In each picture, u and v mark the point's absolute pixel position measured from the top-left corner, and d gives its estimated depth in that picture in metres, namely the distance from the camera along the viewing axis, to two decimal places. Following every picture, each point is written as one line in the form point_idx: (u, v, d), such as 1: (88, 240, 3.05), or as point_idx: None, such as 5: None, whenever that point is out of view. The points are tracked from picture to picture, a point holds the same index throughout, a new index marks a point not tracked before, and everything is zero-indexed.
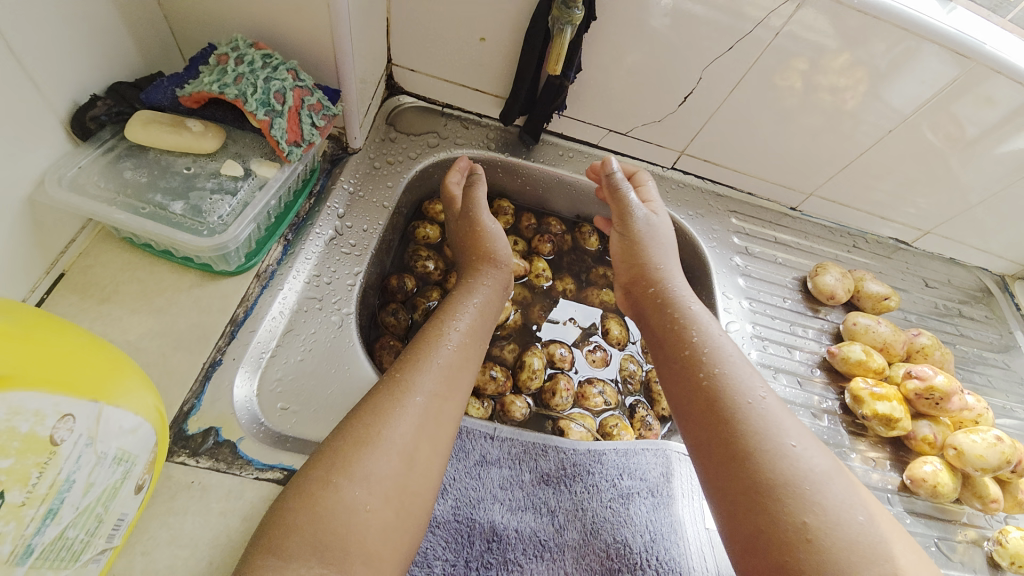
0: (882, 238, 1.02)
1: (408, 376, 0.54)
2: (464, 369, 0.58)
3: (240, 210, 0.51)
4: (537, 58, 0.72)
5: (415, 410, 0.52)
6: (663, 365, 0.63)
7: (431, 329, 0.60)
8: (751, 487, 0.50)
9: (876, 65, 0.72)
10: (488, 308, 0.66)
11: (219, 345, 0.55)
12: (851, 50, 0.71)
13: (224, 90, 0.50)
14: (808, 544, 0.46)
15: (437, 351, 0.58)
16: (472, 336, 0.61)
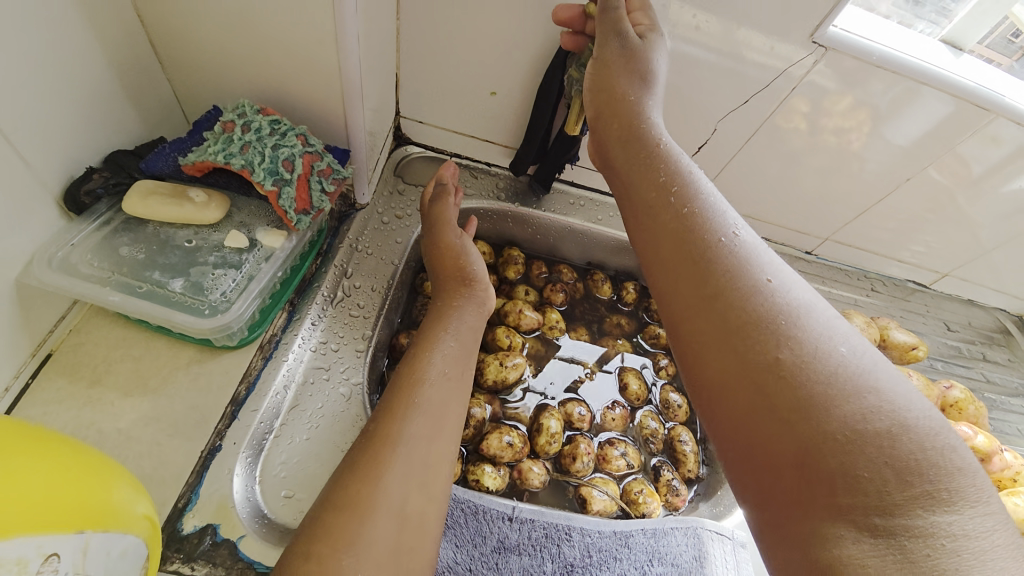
0: (900, 281, 0.99)
1: (389, 428, 0.49)
2: (447, 409, 0.53)
3: (244, 285, 0.48)
4: (551, 112, 0.71)
5: (400, 464, 0.47)
6: (659, 261, 0.48)
7: (407, 366, 0.55)
8: (772, 447, 0.37)
9: (875, 104, 0.70)
10: (466, 337, 0.61)
11: (219, 429, 0.50)
12: (850, 91, 0.69)
13: (228, 160, 0.48)
14: (854, 440, 0.34)
15: (417, 393, 0.52)
16: (454, 371, 0.56)
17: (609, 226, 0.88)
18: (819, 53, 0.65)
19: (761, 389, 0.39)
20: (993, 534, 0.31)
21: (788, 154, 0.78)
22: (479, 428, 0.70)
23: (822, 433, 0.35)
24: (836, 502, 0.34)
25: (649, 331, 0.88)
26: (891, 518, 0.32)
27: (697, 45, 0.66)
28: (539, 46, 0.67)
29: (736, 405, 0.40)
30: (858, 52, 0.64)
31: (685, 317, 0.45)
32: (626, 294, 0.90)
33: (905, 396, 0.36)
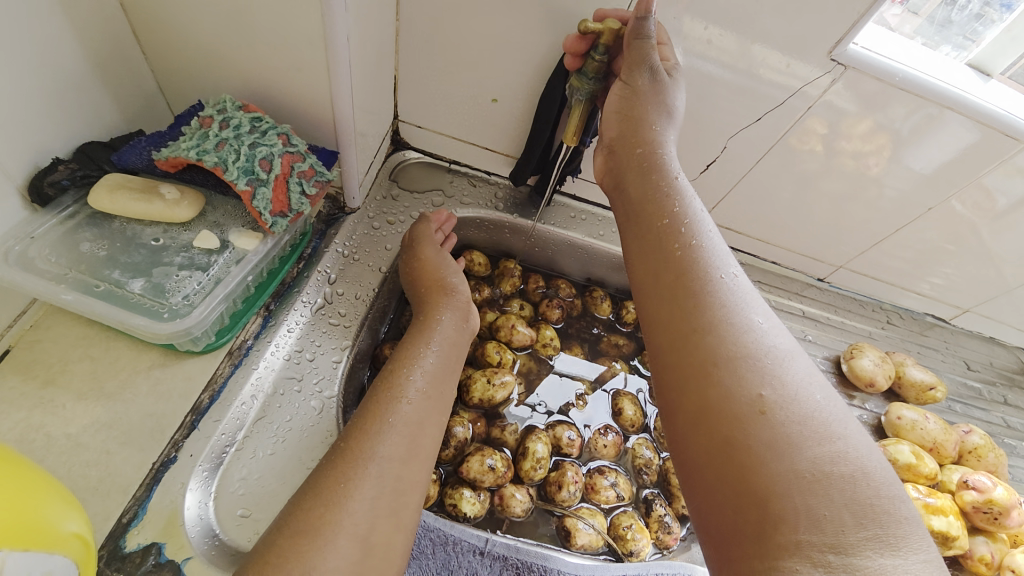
0: (918, 314, 0.93)
1: (360, 443, 0.46)
2: (423, 428, 0.50)
3: (210, 289, 0.45)
4: (552, 122, 0.68)
5: (369, 483, 0.44)
6: (644, 278, 0.47)
7: (385, 382, 0.52)
8: (739, 478, 0.36)
9: (898, 130, 0.66)
10: (446, 353, 0.57)
11: (176, 439, 0.47)
12: (873, 115, 0.65)
13: (201, 157, 0.46)
14: (816, 479, 0.34)
15: (394, 409, 0.50)
16: (430, 390, 0.53)
17: (610, 242, 0.84)
18: (833, 73, 0.62)
19: (738, 421, 0.37)
20: None
21: (801, 177, 0.74)
22: (460, 449, 0.67)
23: (792, 473, 0.34)
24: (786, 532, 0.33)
25: (648, 353, 0.83)
26: (845, 557, 0.31)
27: (710, 58, 0.63)
28: (542, 54, 0.64)
29: (703, 433, 0.39)
30: (880, 72, 0.60)
31: (669, 340, 0.43)
32: (626, 313, 0.86)
33: (867, 449, 0.36)
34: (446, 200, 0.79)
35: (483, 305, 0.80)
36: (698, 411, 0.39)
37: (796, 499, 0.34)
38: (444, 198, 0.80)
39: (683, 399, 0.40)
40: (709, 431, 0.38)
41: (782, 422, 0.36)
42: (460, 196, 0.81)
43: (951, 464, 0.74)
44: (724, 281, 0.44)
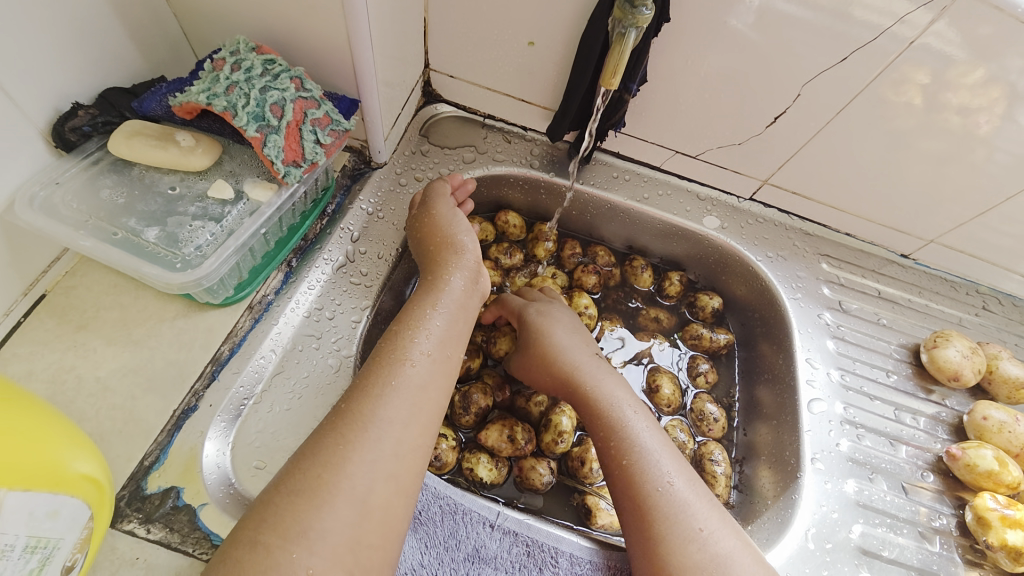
0: (1022, 301, 0.79)
1: (364, 404, 0.44)
2: (432, 392, 0.48)
3: (222, 239, 0.45)
4: (593, 68, 0.60)
5: (376, 446, 0.43)
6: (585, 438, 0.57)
7: (388, 345, 0.49)
8: (622, 488, 0.52)
9: (1012, 82, 0.54)
10: (454, 314, 0.54)
11: (197, 389, 0.48)
12: (985, 64, 0.53)
13: (211, 101, 0.44)
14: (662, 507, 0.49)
15: (398, 373, 0.47)
16: (434, 355, 0.50)
17: (655, 206, 0.77)
18: (942, 5, 0.50)
19: (609, 472, 0.54)
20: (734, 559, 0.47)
21: (891, 133, 0.62)
22: (482, 415, 0.66)
23: (632, 504, 0.51)
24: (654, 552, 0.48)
25: (690, 330, 0.76)
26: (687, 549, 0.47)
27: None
28: None
29: (606, 461, 0.54)
30: (998, 1, 0.49)
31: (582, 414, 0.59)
32: (669, 286, 0.79)
33: (686, 482, 0.51)
34: (477, 156, 0.75)
35: (515, 271, 0.76)
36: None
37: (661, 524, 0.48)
38: (476, 154, 0.75)
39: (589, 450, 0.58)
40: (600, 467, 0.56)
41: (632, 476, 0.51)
42: (493, 152, 0.75)
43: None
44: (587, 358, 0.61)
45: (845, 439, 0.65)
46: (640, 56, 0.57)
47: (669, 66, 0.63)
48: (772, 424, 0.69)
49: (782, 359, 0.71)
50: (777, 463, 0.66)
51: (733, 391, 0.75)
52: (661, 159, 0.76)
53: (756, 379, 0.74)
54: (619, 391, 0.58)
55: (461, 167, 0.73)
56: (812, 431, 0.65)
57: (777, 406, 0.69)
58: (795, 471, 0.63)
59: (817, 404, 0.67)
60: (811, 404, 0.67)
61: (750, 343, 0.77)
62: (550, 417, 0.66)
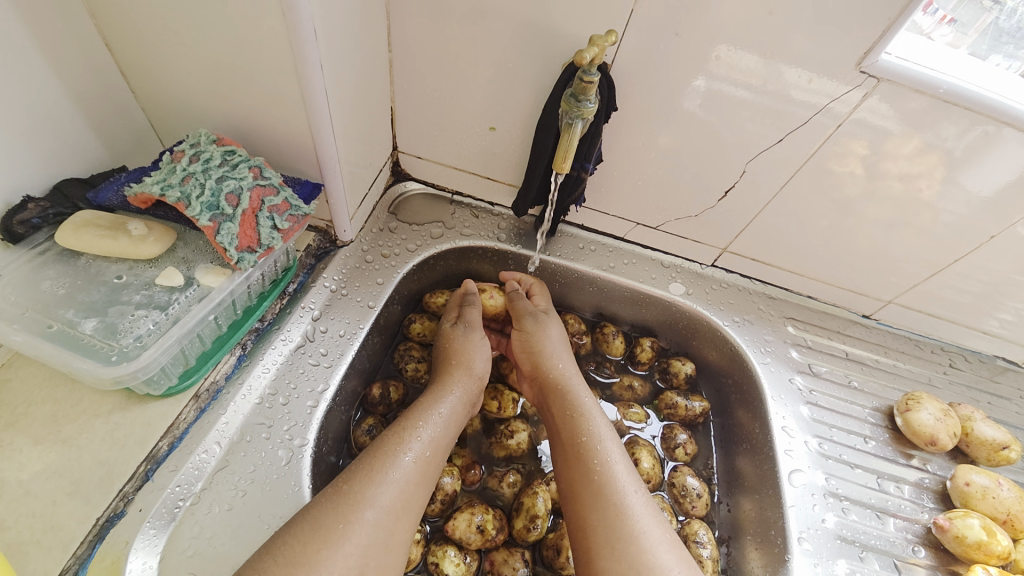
0: (987, 357, 0.80)
1: (359, 488, 0.47)
2: (420, 487, 0.50)
3: (165, 329, 0.44)
4: (549, 151, 0.63)
5: (362, 532, 0.45)
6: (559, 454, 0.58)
7: (392, 433, 0.52)
8: (581, 518, 0.52)
9: (949, 148, 0.57)
10: (458, 407, 0.58)
11: (126, 491, 0.45)
12: (921, 133, 0.57)
13: (165, 192, 0.45)
14: (620, 543, 0.48)
15: (395, 462, 0.50)
16: (435, 450, 0.53)
17: (622, 275, 0.78)
18: (865, 88, 0.55)
19: (599, 528, 0.50)
20: None
21: (832, 202, 0.66)
22: (449, 502, 0.61)
23: (627, 559, 0.47)
24: None
25: (665, 399, 0.75)
26: None
27: (713, 77, 0.57)
28: (536, 81, 0.61)
29: (570, 483, 0.54)
30: (921, 85, 0.53)
31: (568, 461, 0.56)
32: (640, 352, 0.78)
33: (653, 520, 0.51)
34: (445, 232, 0.75)
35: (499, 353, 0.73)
36: (570, 492, 0.55)
37: (615, 562, 0.48)
38: (444, 229, 0.76)
39: (571, 504, 0.53)
40: (584, 521, 0.51)
41: (631, 532, 0.49)
42: (461, 227, 0.76)
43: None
44: (587, 382, 0.62)
45: (831, 513, 0.62)
46: (592, 141, 0.61)
47: (621, 146, 0.67)
48: (754, 498, 0.66)
49: (759, 427, 0.70)
50: (763, 543, 0.62)
51: (712, 462, 0.74)
52: (624, 230, 0.78)
53: (734, 449, 0.72)
54: (605, 420, 0.58)
55: (428, 243, 0.74)
56: (797, 506, 0.62)
57: (760, 477, 0.66)
58: (782, 554, 0.59)
59: (798, 476, 0.64)
60: (792, 476, 0.64)
61: (727, 411, 0.76)
62: (523, 500, 0.62)
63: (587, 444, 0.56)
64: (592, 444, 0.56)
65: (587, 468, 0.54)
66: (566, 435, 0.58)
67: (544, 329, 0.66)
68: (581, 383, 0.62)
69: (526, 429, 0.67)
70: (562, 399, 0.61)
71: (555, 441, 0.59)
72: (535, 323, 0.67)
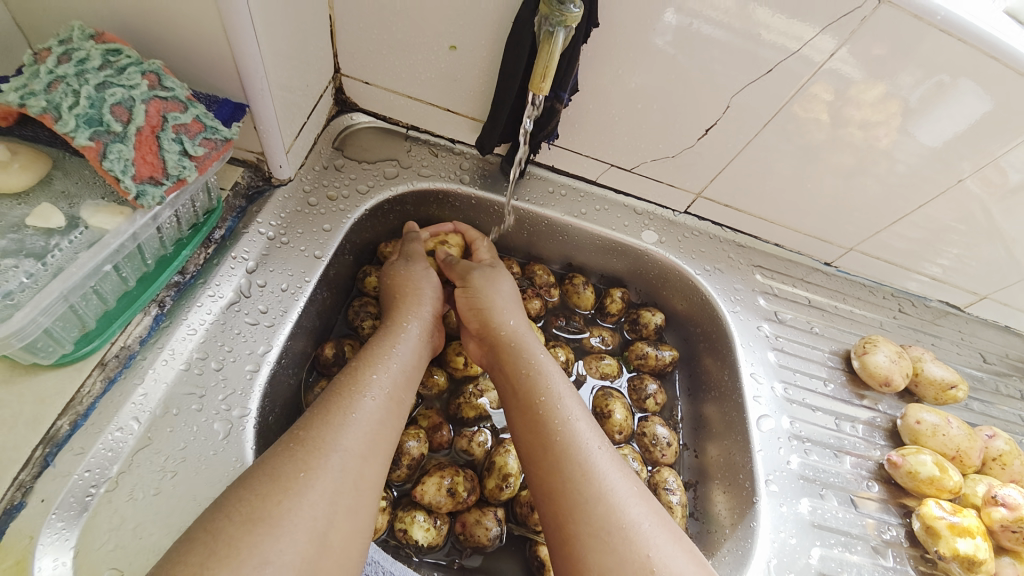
0: (929, 301, 0.83)
1: (318, 433, 0.41)
2: (387, 425, 0.45)
3: (44, 283, 0.35)
4: (522, 75, 0.55)
5: (326, 478, 0.39)
6: (513, 425, 0.54)
7: (344, 377, 0.47)
8: (543, 488, 0.49)
9: (906, 97, 0.55)
10: (416, 349, 0.54)
11: (21, 480, 0.37)
12: (884, 80, 0.54)
13: (25, 101, 0.34)
14: (585, 506, 0.46)
15: (354, 404, 0.44)
16: (399, 392, 0.48)
17: (594, 222, 0.73)
18: (843, 32, 0.51)
19: (565, 492, 0.47)
20: (661, 543, 0.45)
21: (802, 150, 0.63)
22: (416, 466, 0.57)
23: (594, 522, 0.45)
24: (567, 558, 0.45)
25: (635, 350, 0.73)
26: (608, 550, 0.43)
27: (682, 10, 0.52)
28: None
29: (530, 454, 0.51)
30: (919, 12, 0.48)
31: (522, 429, 0.52)
32: (610, 304, 0.75)
33: (616, 474, 0.48)
34: (401, 172, 0.67)
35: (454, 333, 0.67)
36: (528, 462, 0.51)
37: (584, 530, 0.45)
38: (399, 169, 0.67)
39: (533, 471, 0.50)
40: (549, 487, 0.48)
41: (595, 491, 0.46)
42: (419, 167, 0.68)
43: (975, 475, 0.66)
44: (529, 338, 0.58)
45: (795, 455, 0.64)
46: (570, 64, 0.53)
47: (596, 75, 0.59)
48: (721, 443, 0.67)
49: (728, 374, 0.70)
50: (731, 487, 0.64)
51: (678, 409, 0.74)
52: (597, 173, 0.72)
53: (702, 396, 0.73)
54: (554, 376, 0.54)
55: (382, 184, 0.65)
56: (764, 450, 0.63)
57: (727, 424, 0.67)
58: (750, 496, 0.61)
59: (765, 422, 0.65)
60: (759, 422, 0.65)
61: (694, 358, 0.76)
62: (494, 459, 0.59)
63: (540, 413, 0.52)
64: (549, 404, 0.52)
65: (543, 434, 0.50)
66: (523, 399, 0.53)
67: (502, 274, 0.62)
68: (522, 341, 0.58)
69: (496, 387, 0.64)
70: (511, 361, 0.56)
71: (509, 406, 0.55)
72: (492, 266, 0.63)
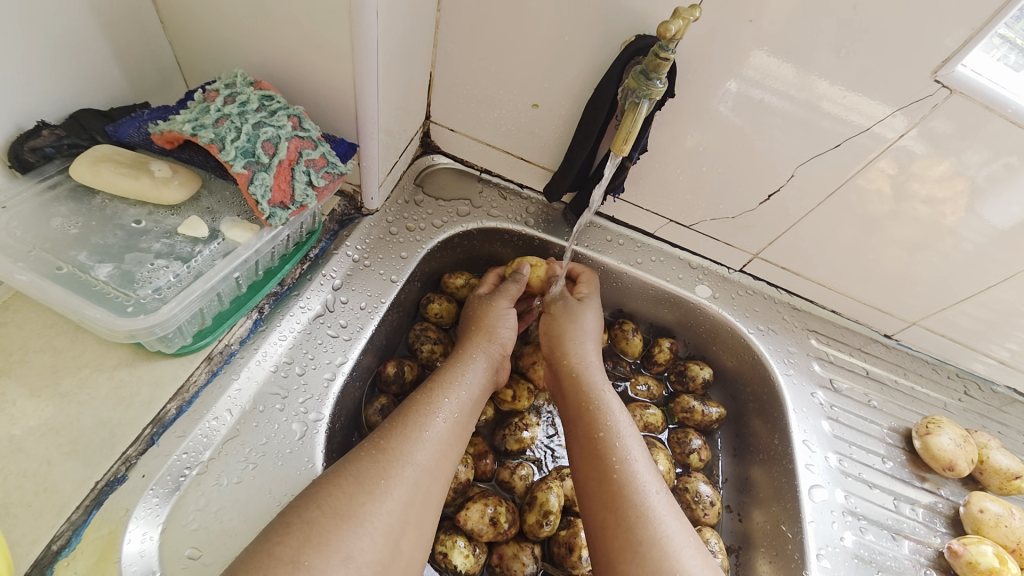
0: (997, 386, 0.79)
1: (398, 444, 0.46)
2: (452, 449, 0.49)
3: (187, 283, 0.42)
4: (597, 133, 0.60)
5: (403, 489, 0.43)
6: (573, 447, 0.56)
7: (423, 396, 0.51)
8: (598, 517, 0.50)
9: (972, 176, 0.56)
10: (485, 377, 0.57)
11: (128, 455, 0.42)
12: (952, 159, 0.56)
13: (197, 132, 0.42)
14: (639, 545, 0.47)
15: (429, 423, 0.49)
16: (465, 415, 0.52)
17: (648, 272, 0.76)
18: (917, 111, 0.53)
19: (619, 527, 0.48)
20: None
21: (864, 220, 0.64)
22: (461, 491, 0.59)
23: (646, 563, 0.46)
24: None
25: (681, 403, 0.73)
26: None
27: (746, 81, 0.56)
28: (588, 60, 0.58)
29: (587, 480, 0.53)
30: (990, 102, 0.50)
31: (584, 455, 0.54)
32: (658, 353, 0.76)
33: (671, 520, 0.49)
34: (472, 211, 0.72)
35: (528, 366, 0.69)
36: (585, 489, 0.53)
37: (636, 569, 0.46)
38: (471, 208, 0.72)
39: (589, 499, 0.52)
40: (604, 518, 0.50)
41: (650, 534, 0.47)
42: (489, 208, 0.73)
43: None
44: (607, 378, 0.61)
45: (849, 532, 0.61)
46: (645, 127, 0.58)
47: (664, 138, 0.64)
48: (767, 510, 0.65)
49: (778, 439, 0.68)
50: (778, 557, 0.61)
51: (720, 468, 0.73)
52: (655, 226, 0.75)
53: (749, 458, 0.71)
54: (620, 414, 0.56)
55: (454, 220, 0.70)
56: (816, 522, 0.61)
57: (775, 490, 0.66)
58: (799, 569, 0.59)
59: (817, 492, 0.63)
60: (811, 491, 0.63)
61: (742, 418, 0.74)
62: (536, 495, 0.59)
63: (602, 444, 0.54)
64: (612, 435, 0.54)
65: (603, 463, 0.52)
66: (584, 424, 0.56)
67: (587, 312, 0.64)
68: (592, 373, 0.60)
69: (539, 424, 0.65)
70: (579, 387, 0.59)
71: (568, 428, 0.58)
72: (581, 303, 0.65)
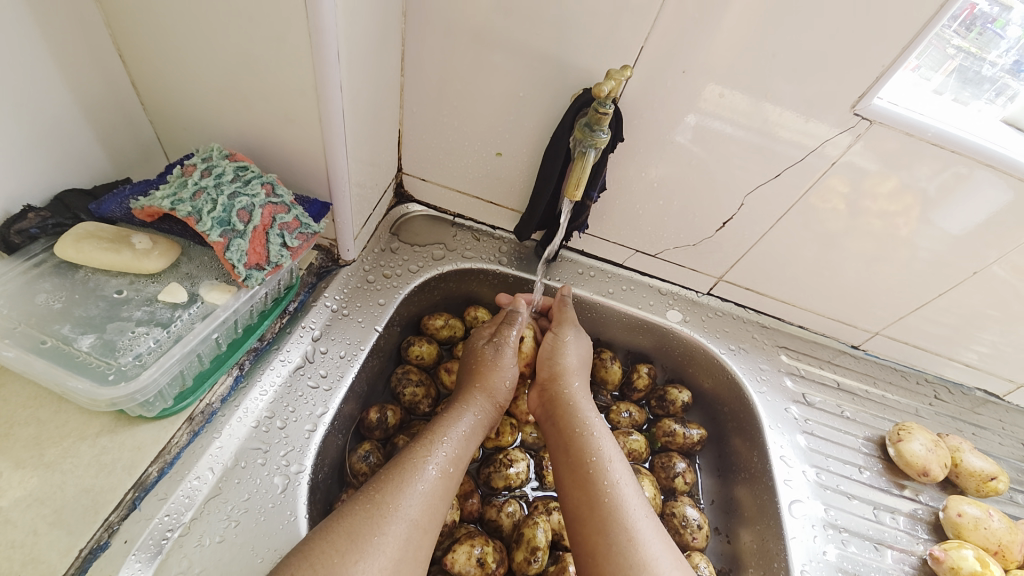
0: (967, 389, 0.82)
1: (390, 498, 0.47)
2: (443, 499, 0.50)
3: (167, 347, 0.44)
4: (557, 177, 0.65)
5: (394, 543, 0.44)
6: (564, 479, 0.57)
7: (415, 445, 0.53)
8: (589, 548, 0.51)
9: (923, 188, 0.60)
10: (477, 426, 0.58)
11: (111, 521, 0.43)
12: (898, 174, 0.60)
13: (175, 206, 0.45)
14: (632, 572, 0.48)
15: (421, 474, 0.50)
16: (457, 464, 0.53)
17: (621, 301, 0.79)
18: (855, 131, 0.57)
19: (611, 556, 0.49)
20: None
21: (821, 236, 0.68)
22: (449, 532, 0.59)
23: None
24: None
25: (662, 427, 0.75)
26: None
27: (702, 113, 0.60)
28: (545, 110, 0.63)
29: (578, 511, 0.54)
30: (910, 128, 0.55)
31: (573, 487, 0.55)
32: (637, 379, 0.78)
33: (663, 547, 0.50)
34: (447, 254, 0.75)
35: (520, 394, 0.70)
36: (575, 521, 0.54)
37: None
38: (445, 251, 0.75)
39: (581, 528, 0.53)
40: (594, 547, 0.51)
41: (641, 560, 0.48)
42: (463, 250, 0.76)
43: (1018, 570, 0.64)
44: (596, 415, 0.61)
45: (832, 545, 0.62)
46: (599, 169, 0.63)
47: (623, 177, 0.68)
48: (754, 529, 0.66)
49: (757, 456, 0.70)
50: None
51: (705, 490, 0.75)
52: (623, 257, 0.79)
53: (732, 478, 0.72)
54: (610, 443, 0.58)
55: (430, 264, 0.73)
56: (799, 538, 0.62)
57: (758, 508, 0.67)
58: None
59: (799, 506, 0.65)
60: (793, 506, 0.64)
61: (722, 439, 0.76)
62: (523, 531, 0.60)
63: (590, 476, 0.55)
64: (601, 464, 0.55)
65: (595, 495, 0.53)
66: (572, 456, 0.57)
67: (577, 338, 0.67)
68: (578, 406, 0.61)
69: (524, 459, 0.66)
70: (567, 421, 0.60)
71: (558, 460, 0.59)
72: (573, 331, 0.68)
